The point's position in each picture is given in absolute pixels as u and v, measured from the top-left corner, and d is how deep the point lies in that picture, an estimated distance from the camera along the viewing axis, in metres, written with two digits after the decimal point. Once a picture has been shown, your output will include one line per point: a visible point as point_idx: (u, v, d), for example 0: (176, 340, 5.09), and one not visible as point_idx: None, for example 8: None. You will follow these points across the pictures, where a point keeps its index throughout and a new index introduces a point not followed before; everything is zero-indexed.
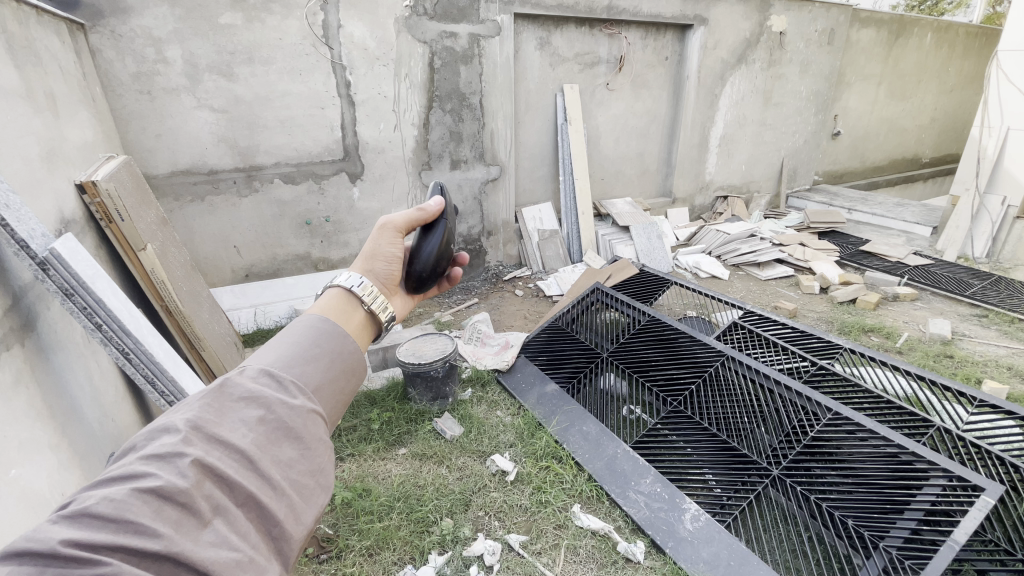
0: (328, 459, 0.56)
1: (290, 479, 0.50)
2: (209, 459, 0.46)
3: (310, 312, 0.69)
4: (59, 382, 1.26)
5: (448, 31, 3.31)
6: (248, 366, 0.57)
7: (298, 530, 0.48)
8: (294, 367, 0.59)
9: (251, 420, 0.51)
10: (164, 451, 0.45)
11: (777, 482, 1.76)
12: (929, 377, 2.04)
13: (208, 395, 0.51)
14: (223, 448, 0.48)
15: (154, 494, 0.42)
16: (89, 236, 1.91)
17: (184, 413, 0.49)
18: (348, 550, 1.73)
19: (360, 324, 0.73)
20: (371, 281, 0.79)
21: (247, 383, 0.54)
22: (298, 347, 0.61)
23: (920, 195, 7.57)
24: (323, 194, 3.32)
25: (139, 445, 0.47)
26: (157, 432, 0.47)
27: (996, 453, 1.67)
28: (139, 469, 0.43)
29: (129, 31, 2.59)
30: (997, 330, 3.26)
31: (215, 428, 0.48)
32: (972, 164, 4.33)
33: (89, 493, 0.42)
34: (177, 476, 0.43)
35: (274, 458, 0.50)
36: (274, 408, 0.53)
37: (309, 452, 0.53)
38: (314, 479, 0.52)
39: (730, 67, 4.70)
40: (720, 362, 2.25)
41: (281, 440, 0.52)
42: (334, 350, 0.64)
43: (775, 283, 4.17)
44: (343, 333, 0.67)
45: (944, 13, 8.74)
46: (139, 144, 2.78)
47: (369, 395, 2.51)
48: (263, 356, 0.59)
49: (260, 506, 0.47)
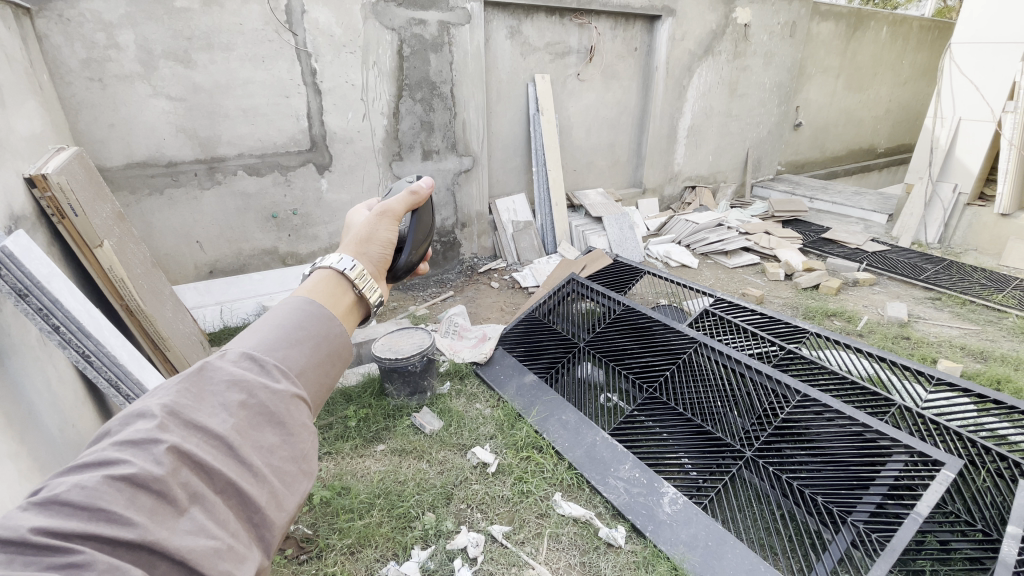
0: (313, 444, 0.53)
1: (272, 466, 0.48)
2: (186, 445, 0.43)
3: (297, 294, 0.65)
4: (15, 389, 1.18)
5: (417, 18, 3.22)
6: (229, 350, 0.54)
7: (279, 518, 0.47)
8: (276, 350, 0.56)
9: (232, 404, 0.49)
10: (139, 437, 0.43)
11: (750, 463, 1.83)
12: (889, 358, 2.14)
13: (187, 378, 0.49)
14: (201, 433, 0.46)
15: (128, 482, 0.40)
16: (40, 234, 1.78)
17: (162, 398, 0.47)
18: (329, 549, 1.70)
19: (349, 306, 0.70)
20: (362, 263, 0.76)
21: (228, 367, 0.51)
22: (282, 329, 0.59)
23: (875, 184, 7.94)
24: (290, 185, 3.21)
25: (115, 429, 0.45)
26: (133, 417, 0.45)
27: (953, 429, 1.78)
28: (112, 455, 0.41)
29: (76, 14, 2.41)
30: (949, 312, 3.48)
31: (193, 413, 0.46)
32: (926, 154, 4.55)
33: (62, 479, 0.40)
34: (152, 463, 0.41)
35: (254, 443, 0.48)
36: (255, 392, 0.50)
37: (293, 438, 0.51)
38: (296, 465, 0.50)
39: (697, 59, 4.78)
40: (693, 349, 2.31)
41: (262, 425, 0.49)
42: (320, 333, 0.61)
43: (743, 270, 4.31)
44: (331, 316, 0.64)
45: (896, 7, 9.10)
46: (90, 135, 2.60)
47: (345, 392, 2.46)
48: (245, 339, 0.56)
49: (241, 492, 0.45)
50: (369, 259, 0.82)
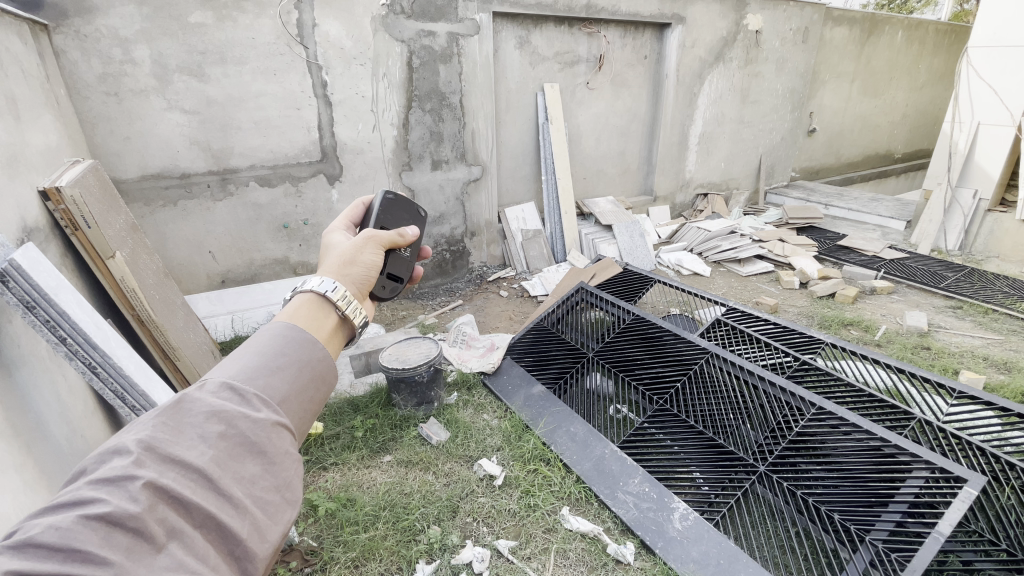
0: (296, 471, 0.52)
1: (254, 496, 0.47)
2: (162, 480, 0.42)
3: (277, 320, 0.65)
4: (23, 400, 1.19)
5: (426, 30, 3.26)
6: (209, 379, 0.53)
7: (262, 548, 0.45)
8: (257, 378, 0.55)
9: (211, 435, 0.47)
10: (113, 475, 0.41)
11: (763, 478, 1.77)
12: (909, 370, 2.08)
13: (164, 411, 0.48)
14: (179, 467, 0.44)
15: (103, 521, 0.39)
16: (54, 246, 1.82)
17: (138, 432, 0.46)
18: (333, 562, 1.68)
19: (331, 329, 0.70)
20: (344, 286, 0.76)
21: (207, 398, 0.50)
22: (263, 357, 0.57)
23: (893, 189, 7.80)
24: (301, 196, 3.25)
25: (90, 468, 0.43)
26: (108, 454, 0.44)
27: (976, 443, 1.71)
28: (87, 494, 0.40)
29: (94, 32, 2.48)
30: (971, 321, 3.36)
31: (170, 447, 0.45)
32: (944, 158, 4.45)
33: (35, 521, 0.38)
34: (129, 500, 0.40)
35: (235, 474, 0.47)
36: (235, 423, 0.49)
37: (274, 467, 0.50)
38: (280, 495, 0.49)
39: (708, 66, 4.75)
40: (705, 359, 2.26)
41: (242, 455, 0.48)
42: (302, 358, 0.60)
43: (756, 279, 4.23)
44: (312, 340, 0.63)
45: (912, 12, 9.11)
46: (106, 148, 2.67)
47: (352, 402, 2.47)
48: (226, 367, 0.55)
49: (221, 526, 0.44)
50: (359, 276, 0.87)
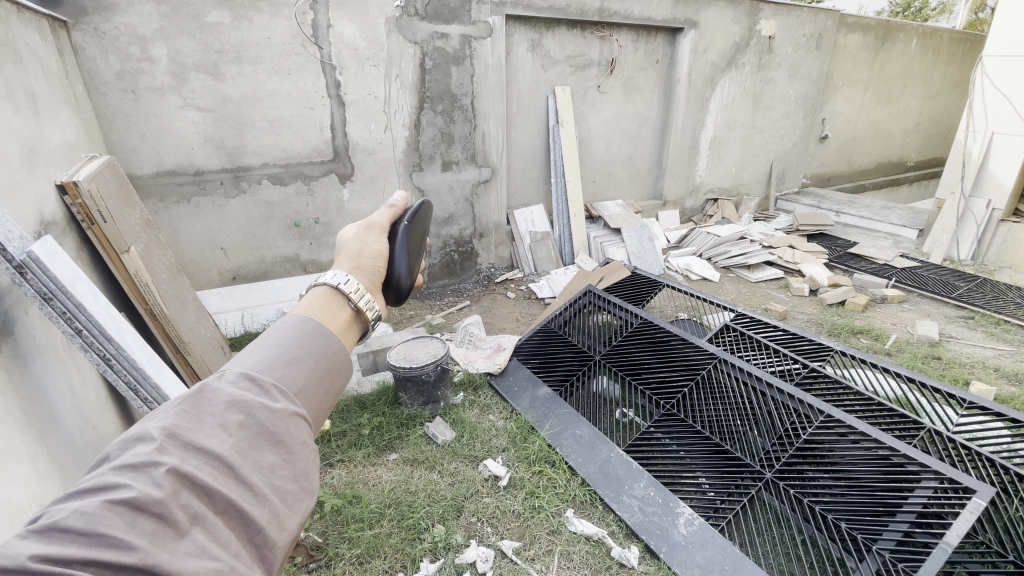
0: (313, 463, 0.53)
1: (273, 485, 0.48)
2: (186, 467, 0.43)
3: (293, 313, 0.66)
4: (38, 390, 1.22)
5: (439, 31, 3.28)
6: (228, 369, 0.54)
7: (281, 537, 0.46)
8: (275, 369, 0.56)
9: (231, 424, 0.48)
10: (138, 461, 0.42)
11: (770, 485, 1.76)
12: (919, 379, 2.05)
13: (185, 400, 0.49)
14: (201, 455, 0.45)
15: (127, 506, 0.39)
16: (70, 239, 1.86)
17: (160, 421, 0.47)
18: (338, 558, 1.69)
19: (345, 323, 0.70)
20: (358, 280, 0.76)
21: (226, 387, 0.51)
22: (280, 349, 0.59)
23: (905, 198, 7.71)
24: (312, 195, 3.27)
25: (114, 454, 0.44)
26: (133, 440, 0.45)
27: (986, 454, 1.69)
28: (112, 480, 0.41)
29: (113, 29, 2.53)
30: (982, 332, 3.32)
31: (192, 435, 0.46)
32: (958, 167, 4.40)
33: (61, 506, 0.39)
34: (153, 486, 0.41)
35: (255, 463, 0.47)
36: (254, 413, 0.50)
37: (292, 457, 0.51)
38: (297, 484, 0.50)
39: (720, 71, 4.75)
40: (713, 365, 2.25)
41: (261, 444, 0.49)
42: (318, 351, 0.61)
43: (765, 285, 4.21)
44: (328, 333, 0.64)
45: (927, 20, 9.13)
46: (122, 144, 2.71)
47: (359, 400, 2.49)
48: (244, 358, 0.57)
49: (242, 514, 0.44)
50: (364, 274, 0.82)
